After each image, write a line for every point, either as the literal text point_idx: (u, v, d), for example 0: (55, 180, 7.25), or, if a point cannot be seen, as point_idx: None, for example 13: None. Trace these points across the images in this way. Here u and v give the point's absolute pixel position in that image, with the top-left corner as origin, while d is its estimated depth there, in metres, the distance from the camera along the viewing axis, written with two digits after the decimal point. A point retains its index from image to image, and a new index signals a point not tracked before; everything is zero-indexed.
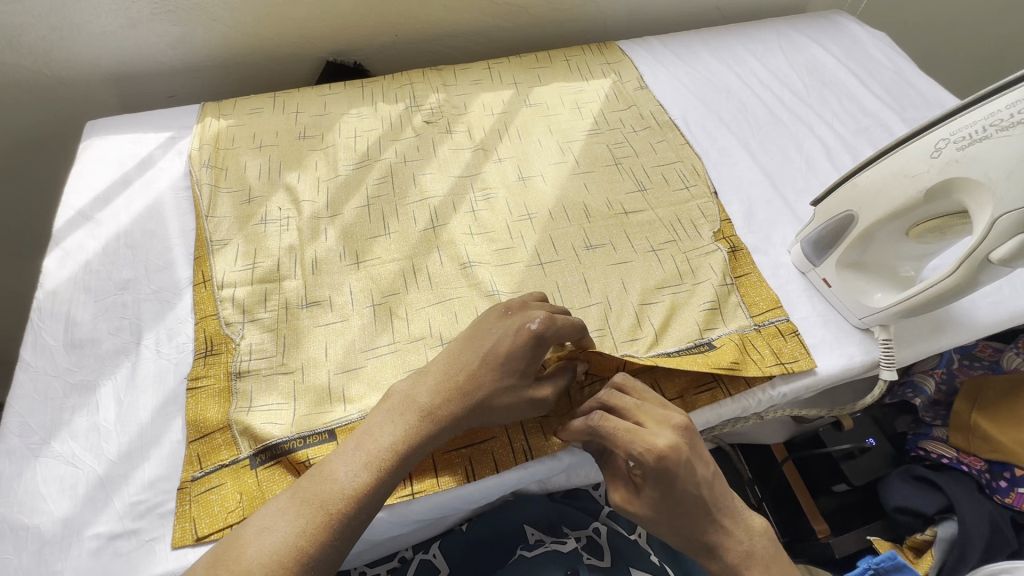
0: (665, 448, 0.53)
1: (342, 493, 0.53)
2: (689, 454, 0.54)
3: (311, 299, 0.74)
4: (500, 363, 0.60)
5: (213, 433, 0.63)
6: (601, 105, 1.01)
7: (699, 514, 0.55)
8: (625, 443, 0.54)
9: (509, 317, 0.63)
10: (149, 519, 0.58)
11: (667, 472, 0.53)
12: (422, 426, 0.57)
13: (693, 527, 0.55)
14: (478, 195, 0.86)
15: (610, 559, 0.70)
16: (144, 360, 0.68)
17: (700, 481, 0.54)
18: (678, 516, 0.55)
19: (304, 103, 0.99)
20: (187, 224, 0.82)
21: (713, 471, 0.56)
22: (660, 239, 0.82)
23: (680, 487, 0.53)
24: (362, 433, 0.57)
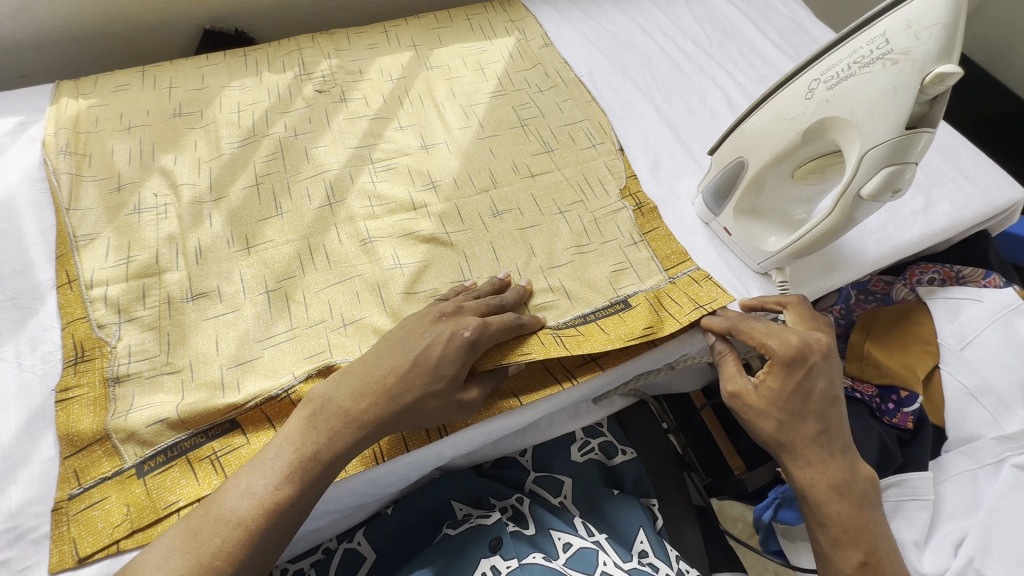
0: (799, 343, 0.62)
1: (258, 507, 0.52)
2: (820, 357, 0.62)
3: (197, 291, 0.68)
4: (432, 365, 0.58)
5: (91, 445, 0.57)
6: (505, 65, 0.97)
7: (806, 418, 0.62)
8: (763, 335, 0.64)
9: (444, 321, 0.61)
10: (21, 547, 0.53)
11: (794, 364, 0.61)
12: (345, 433, 0.56)
13: (795, 429, 0.62)
14: (377, 166, 0.82)
15: (533, 525, 0.70)
16: (3, 375, 0.61)
17: (822, 384, 0.62)
18: (793, 411, 0.62)
19: (177, 76, 0.89)
20: (45, 219, 0.73)
21: (835, 392, 0.63)
22: (567, 200, 0.81)
23: (801, 382, 0.62)
24: (278, 447, 0.55)
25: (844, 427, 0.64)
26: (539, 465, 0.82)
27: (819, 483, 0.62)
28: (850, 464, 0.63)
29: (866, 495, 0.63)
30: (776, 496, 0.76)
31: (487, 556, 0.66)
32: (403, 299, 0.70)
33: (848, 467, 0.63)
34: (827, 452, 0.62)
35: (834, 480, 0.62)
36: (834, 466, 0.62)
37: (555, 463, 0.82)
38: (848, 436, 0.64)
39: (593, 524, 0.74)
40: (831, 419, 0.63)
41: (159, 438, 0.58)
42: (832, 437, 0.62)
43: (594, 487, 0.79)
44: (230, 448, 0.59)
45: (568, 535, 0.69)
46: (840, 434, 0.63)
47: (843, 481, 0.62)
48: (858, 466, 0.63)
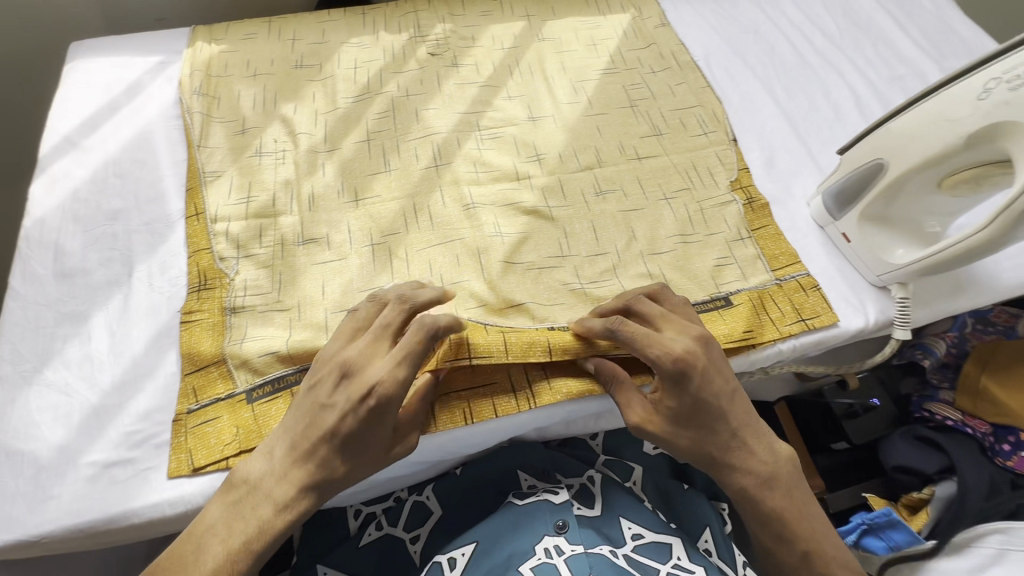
0: (684, 353, 0.57)
1: None
2: (706, 364, 0.58)
3: (308, 237, 0.71)
4: (341, 441, 0.54)
5: (208, 366, 0.62)
6: (618, 43, 0.94)
7: (720, 421, 0.59)
8: (645, 344, 0.58)
9: (344, 386, 0.55)
10: (145, 449, 0.58)
11: (685, 377, 0.57)
12: (276, 517, 0.53)
13: (709, 433, 0.59)
14: (484, 133, 0.82)
15: (600, 507, 0.70)
16: (137, 292, 0.66)
17: (714, 390, 0.58)
18: (695, 425, 0.59)
19: (301, 29, 0.92)
20: (178, 154, 0.78)
21: (733, 385, 0.60)
22: (673, 187, 0.78)
23: (698, 392, 0.57)
24: (224, 529, 0.52)
25: (748, 417, 0.61)
26: (608, 449, 0.82)
27: (747, 478, 0.60)
28: (769, 452, 0.61)
29: (793, 481, 0.62)
30: (863, 522, 0.73)
31: (552, 534, 0.65)
32: (501, 267, 0.70)
33: (768, 451, 0.61)
34: (750, 445, 0.60)
35: (762, 476, 0.60)
36: (761, 454, 0.60)
37: (626, 450, 0.81)
38: (757, 427, 0.61)
39: (663, 513, 0.74)
40: (736, 415, 0.60)
41: (267, 369, 0.62)
42: (747, 431, 0.60)
43: (666, 480, 0.79)
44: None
45: (638, 526, 0.68)
46: (752, 431, 0.61)
47: (768, 473, 0.60)
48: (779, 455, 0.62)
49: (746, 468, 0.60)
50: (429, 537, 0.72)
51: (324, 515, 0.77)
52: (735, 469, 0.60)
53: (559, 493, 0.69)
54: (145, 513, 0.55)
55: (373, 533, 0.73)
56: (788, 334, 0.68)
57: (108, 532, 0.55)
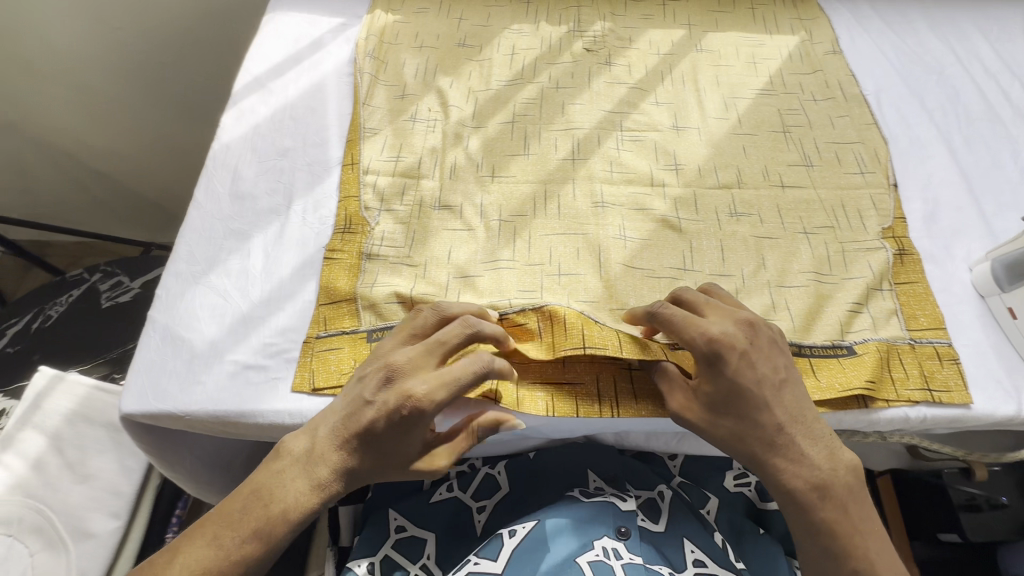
0: (720, 336, 0.55)
1: (226, 557, 0.52)
2: (747, 347, 0.55)
3: (444, 203, 0.76)
4: (372, 444, 0.54)
5: (341, 301, 0.68)
6: (781, 64, 0.90)
7: (762, 412, 0.55)
8: (682, 326, 0.56)
9: (385, 390, 0.54)
10: (277, 361, 0.65)
11: (720, 360, 0.54)
12: (307, 498, 0.54)
13: (749, 426, 0.55)
14: (625, 134, 0.82)
15: (664, 524, 0.68)
16: (292, 223, 0.74)
17: (752, 375, 0.55)
18: (738, 416, 0.55)
19: (468, 10, 0.97)
20: (344, 108, 0.86)
21: (781, 376, 0.56)
22: (815, 223, 0.74)
23: (734, 376, 0.54)
24: (270, 498, 0.54)
25: (801, 412, 0.56)
26: (685, 472, 0.80)
27: (797, 482, 0.55)
28: (825, 455, 0.55)
29: (853, 496, 0.55)
30: None
31: (614, 537, 0.64)
32: (620, 269, 0.71)
33: (827, 457, 0.55)
34: (802, 445, 0.55)
35: (816, 479, 0.55)
36: (820, 463, 0.55)
37: (705, 479, 0.79)
38: (812, 426, 0.56)
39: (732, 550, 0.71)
40: (784, 408, 0.55)
41: (389, 315, 0.67)
42: (797, 430, 0.55)
43: (740, 519, 0.75)
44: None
45: (700, 553, 0.66)
46: (803, 423, 0.56)
47: (825, 483, 0.55)
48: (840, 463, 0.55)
49: (809, 461, 0.55)
50: (493, 511, 0.74)
51: None
52: (785, 472, 0.55)
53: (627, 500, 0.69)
54: (267, 416, 0.62)
55: (444, 493, 0.75)
56: (905, 399, 0.62)
57: (236, 424, 0.63)
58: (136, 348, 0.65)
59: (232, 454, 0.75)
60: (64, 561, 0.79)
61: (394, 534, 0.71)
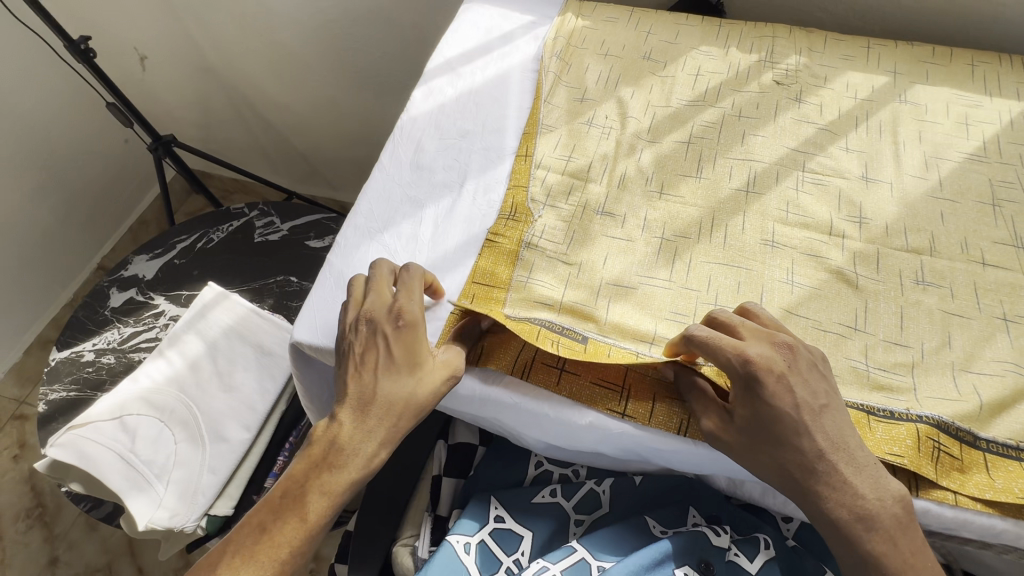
0: (758, 359, 0.56)
1: (308, 506, 0.61)
2: (785, 370, 0.56)
3: (608, 210, 0.76)
4: (382, 369, 0.63)
5: (494, 285, 0.70)
6: (999, 131, 0.82)
7: (799, 437, 0.55)
8: (721, 347, 0.56)
9: (363, 320, 0.64)
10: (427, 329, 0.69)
11: (756, 383, 0.56)
12: (354, 445, 0.62)
13: (788, 451, 0.56)
14: (808, 176, 0.78)
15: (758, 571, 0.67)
16: (463, 201, 0.78)
17: (790, 401, 0.55)
18: (781, 441, 0.56)
19: (657, 25, 0.97)
20: (524, 101, 0.89)
21: (822, 402, 0.56)
22: (1019, 310, 0.66)
23: (776, 402, 0.55)
24: (325, 457, 0.62)
25: (846, 440, 0.56)
26: (799, 538, 0.75)
27: (841, 511, 0.55)
28: (873, 485, 0.55)
29: (902, 528, 0.55)
30: None
31: (695, 569, 0.67)
32: (781, 314, 0.67)
33: (872, 487, 0.55)
34: (846, 473, 0.55)
35: (863, 510, 0.55)
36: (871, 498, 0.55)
37: (818, 550, 0.74)
38: (855, 454, 0.56)
39: None
40: (825, 434, 0.55)
41: (534, 312, 0.68)
42: (840, 458, 0.55)
43: None
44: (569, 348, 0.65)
45: None
46: (848, 451, 0.56)
47: (871, 515, 0.55)
48: (886, 494, 0.55)
49: (851, 487, 0.55)
50: (590, 526, 0.75)
51: (508, 447, 0.82)
52: (831, 501, 0.55)
53: (721, 536, 0.69)
54: None
55: (546, 496, 0.75)
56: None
57: None
58: (312, 287, 0.72)
59: None
60: (200, 454, 0.90)
61: (492, 522, 0.72)
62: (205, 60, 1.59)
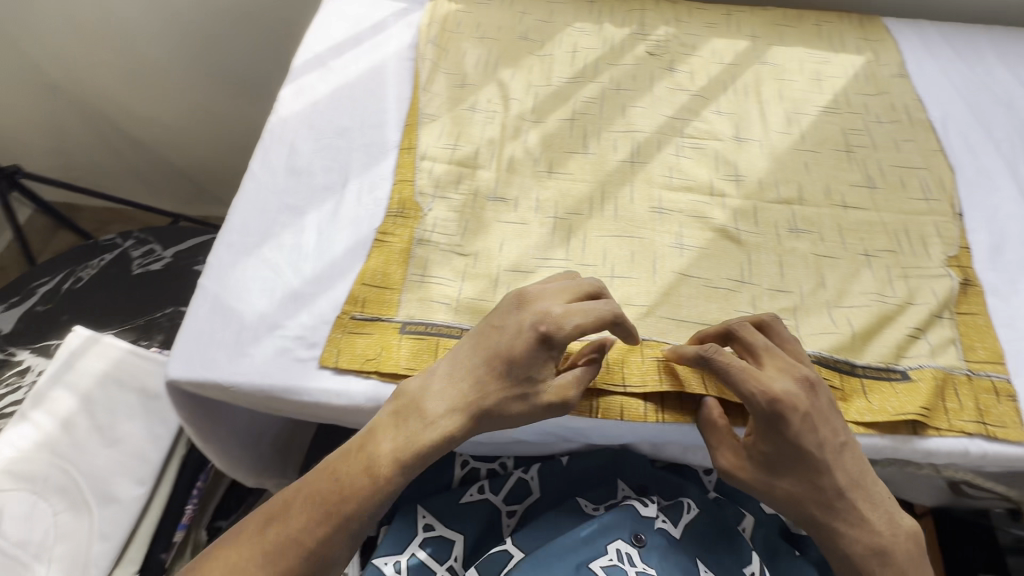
0: (785, 395, 0.55)
1: (352, 495, 0.57)
2: (809, 409, 0.56)
3: (499, 195, 0.75)
4: (506, 366, 0.57)
5: (387, 288, 0.67)
6: (846, 83, 0.89)
7: (823, 474, 0.57)
8: (739, 382, 0.56)
9: (517, 313, 0.58)
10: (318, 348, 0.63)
11: (779, 418, 0.55)
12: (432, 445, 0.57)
13: (810, 489, 0.58)
14: (686, 141, 0.81)
15: (683, 532, 0.68)
16: (347, 203, 0.73)
17: (813, 438, 0.56)
18: (803, 474, 0.58)
19: (530, 5, 0.97)
20: (403, 91, 0.85)
21: (842, 440, 0.58)
22: (878, 245, 0.72)
23: (799, 437, 0.56)
24: (383, 445, 0.58)
25: (862, 477, 0.58)
26: (721, 490, 0.78)
27: (858, 546, 0.58)
28: (887, 521, 0.59)
29: (915, 562, 0.58)
30: None
31: (627, 543, 0.65)
32: (675, 277, 0.69)
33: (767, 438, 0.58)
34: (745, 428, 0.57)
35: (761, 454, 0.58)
36: (873, 525, 0.58)
37: (737, 496, 0.77)
38: (871, 491, 0.59)
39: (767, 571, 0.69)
40: (843, 470, 0.58)
41: (431, 312, 0.66)
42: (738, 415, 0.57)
43: (775, 539, 0.73)
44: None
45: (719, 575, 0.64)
46: (868, 490, 0.59)
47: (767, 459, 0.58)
48: (898, 523, 0.59)
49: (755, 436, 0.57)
50: (523, 516, 0.74)
51: None
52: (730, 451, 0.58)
53: (647, 507, 0.69)
54: (315, 394, 0.61)
55: (475, 494, 0.74)
56: (959, 430, 0.61)
57: (281, 401, 0.61)
58: (185, 317, 0.65)
59: (263, 432, 0.75)
60: (86, 523, 0.79)
61: (422, 532, 0.70)
62: (45, 77, 1.40)
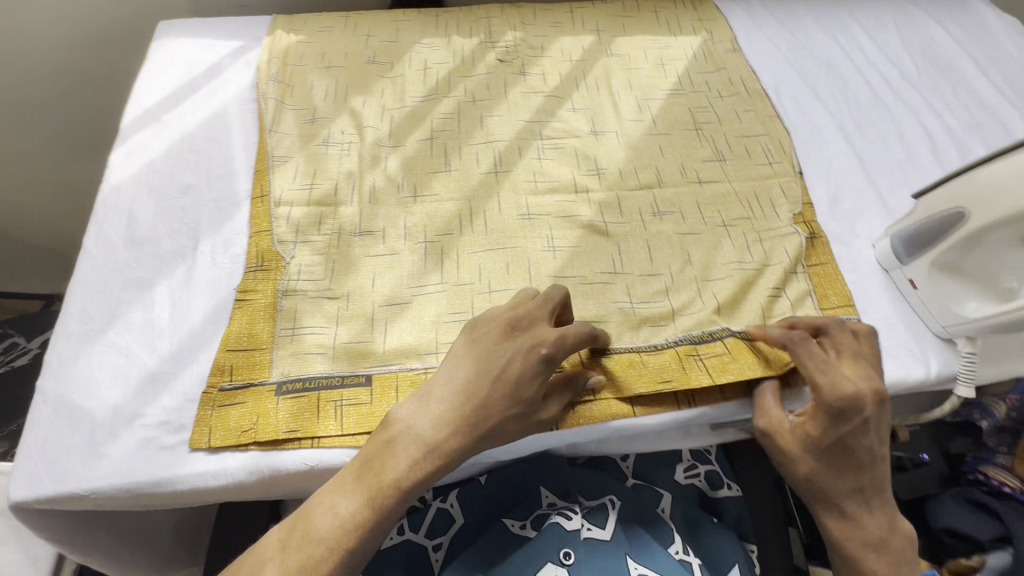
0: (853, 394, 0.55)
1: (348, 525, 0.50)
2: (871, 415, 0.56)
3: (365, 229, 0.72)
4: (512, 392, 0.53)
5: (254, 350, 0.63)
6: (687, 64, 0.93)
7: (854, 473, 0.57)
8: (819, 370, 0.57)
9: (509, 337, 0.55)
10: (186, 430, 0.58)
11: (848, 412, 0.55)
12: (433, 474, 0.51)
13: (841, 483, 0.57)
14: (546, 143, 0.82)
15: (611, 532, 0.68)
16: (200, 266, 0.68)
17: (866, 438, 0.56)
18: (841, 460, 0.56)
19: (375, 27, 0.95)
20: (250, 136, 0.80)
21: (880, 453, 0.58)
22: (733, 214, 0.77)
23: (852, 429, 0.56)
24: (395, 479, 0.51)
25: (885, 485, 0.58)
26: (638, 474, 0.80)
27: (853, 541, 0.56)
28: (888, 523, 0.57)
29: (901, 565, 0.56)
30: None
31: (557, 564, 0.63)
32: (551, 281, 0.70)
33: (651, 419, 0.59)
34: None
35: None
36: (870, 521, 0.57)
37: (654, 475, 0.80)
38: (889, 499, 0.58)
39: (689, 545, 0.72)
40: (875, 477, 0.57)
41: (307, 366, 0.62)
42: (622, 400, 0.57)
43: (694, 511, 0.76)
44: (355, 401, 0.60)
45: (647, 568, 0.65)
46: (881, 494, 0.58)
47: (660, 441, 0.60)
48: (896, 522, 0.58)
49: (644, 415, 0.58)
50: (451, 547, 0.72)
51: None
52: None
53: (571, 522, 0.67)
54: (189, 480, 0.56)
55: (395, 538, 0.73)
56: None
57: (151, 496, 0.56)
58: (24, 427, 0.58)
59: (154, 525, 0.69)
60: None
61: None
62: None
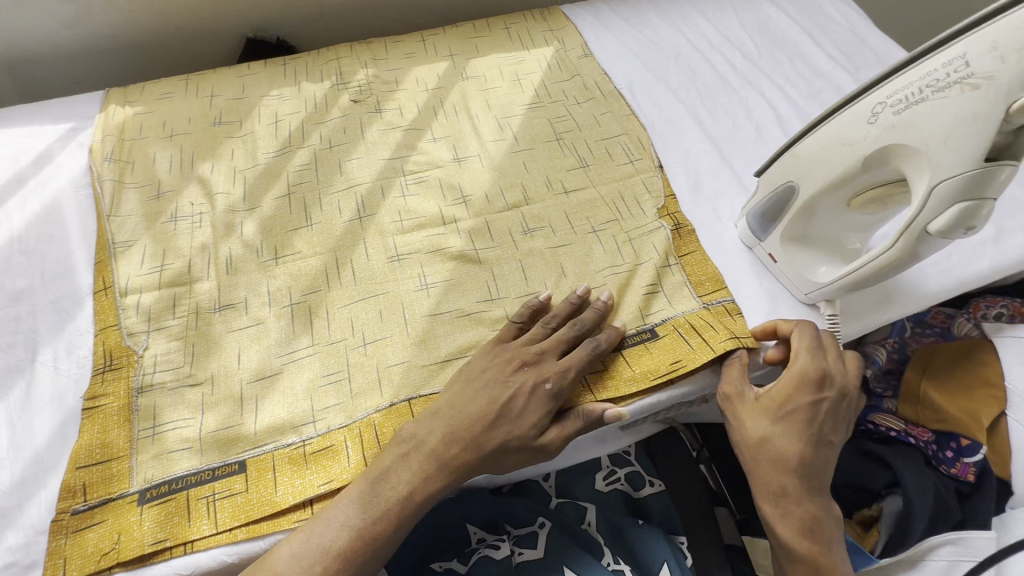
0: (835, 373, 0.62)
1: None
2: (835, 392, 0.61)
3: (225, 302, 0.68)
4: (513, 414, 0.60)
5: (110, 460, 0.58)
6: (542, 76, 0.95)
7: (800, 446, 0.59)
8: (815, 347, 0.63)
9: (520, 367, 0.62)
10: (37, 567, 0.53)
11: (808, 378, 0.61)
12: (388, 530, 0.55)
13: (780, 454, 0.59)
14: (409, 178, 0.81)
15: (542, 548, 0.67)
16: (40, 379, 0.63)
17: (821, 410, 0.60)
18: (793, 424, 0.60)
19: (219, 85, 0.91)
20: (89, 224, 0.75)
21: (830, 437, 0.61)
22: (602, 219, 0.78)
23: (811, 398, 0.60)
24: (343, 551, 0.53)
25: (826, 470, 0.61)
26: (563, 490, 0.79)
27: (789, 517, 0.58)
28: (823, 503, 0.60)
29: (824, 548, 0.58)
30: None
31: None
32: (427, 321, 0.68)
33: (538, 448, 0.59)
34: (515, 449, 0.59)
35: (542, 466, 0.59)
36: (807, 499, 0.59)
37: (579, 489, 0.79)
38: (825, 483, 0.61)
39: (619, 554, 0.71)
40: (819, 459, 0.60)
41: (172, 465, 0.58)
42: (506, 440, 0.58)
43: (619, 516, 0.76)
44: (228, 493, 0.57)
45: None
46: (824, 475, 0.61)
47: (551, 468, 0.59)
48: (827, 502, 0.61)
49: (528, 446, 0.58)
50: None
51: None
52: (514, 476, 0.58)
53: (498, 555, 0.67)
54: None
55: None
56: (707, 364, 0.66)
57: None
58: None
59: None
60: None
61: None
62: None
